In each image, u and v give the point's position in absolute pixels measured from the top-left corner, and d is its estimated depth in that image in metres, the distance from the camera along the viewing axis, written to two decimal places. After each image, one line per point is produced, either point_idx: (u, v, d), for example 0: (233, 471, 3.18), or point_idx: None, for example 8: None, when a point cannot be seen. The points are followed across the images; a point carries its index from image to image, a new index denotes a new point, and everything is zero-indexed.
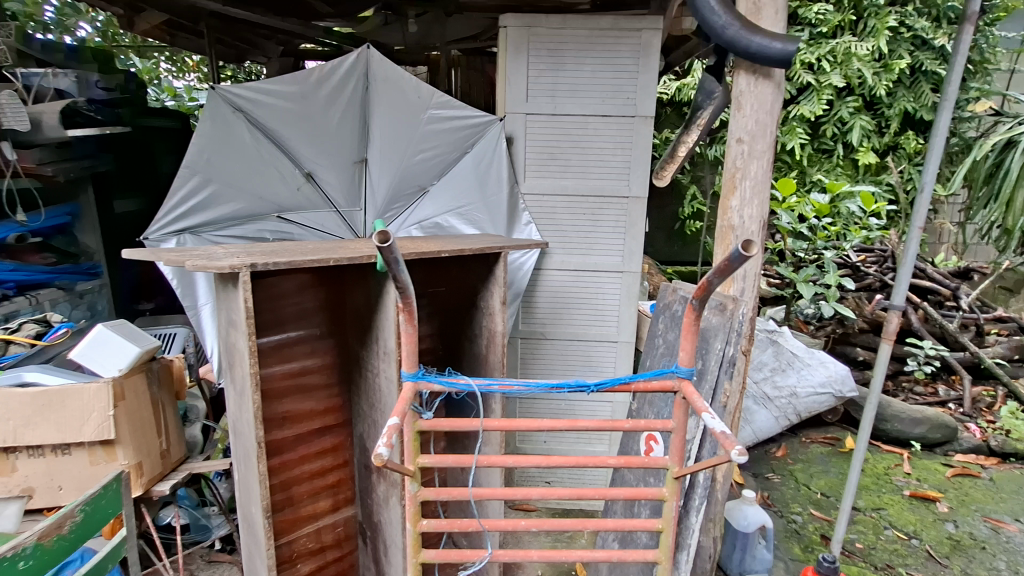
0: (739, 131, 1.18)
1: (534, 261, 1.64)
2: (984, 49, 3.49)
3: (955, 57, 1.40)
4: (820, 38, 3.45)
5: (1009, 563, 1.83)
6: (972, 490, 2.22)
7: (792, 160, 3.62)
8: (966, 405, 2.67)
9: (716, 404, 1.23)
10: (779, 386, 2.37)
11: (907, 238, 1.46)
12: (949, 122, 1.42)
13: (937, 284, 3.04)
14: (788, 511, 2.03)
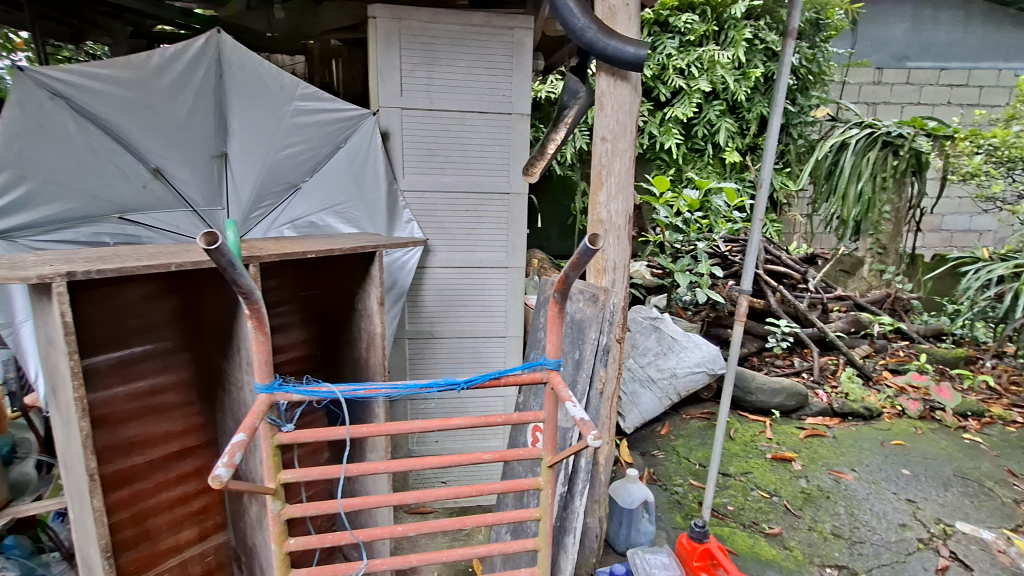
0: (603, 130, 1.25)
1: (417, 259, 1.62)
2: (821, 62, 3.99)
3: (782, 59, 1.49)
4: (689, 46, 3.73)
5: (847, 507, 2.13)
6: (820, 448, 2.54)
7: (670, 159, 3.92)
8: (815, 374, 3.06)
9: (592, 393, 1.29)
10: (662, 368, 2.55)
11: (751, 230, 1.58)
12: (780, 119, 1.50)
13: (790, 269, 3.46)
14: (671, 484, 2.19)
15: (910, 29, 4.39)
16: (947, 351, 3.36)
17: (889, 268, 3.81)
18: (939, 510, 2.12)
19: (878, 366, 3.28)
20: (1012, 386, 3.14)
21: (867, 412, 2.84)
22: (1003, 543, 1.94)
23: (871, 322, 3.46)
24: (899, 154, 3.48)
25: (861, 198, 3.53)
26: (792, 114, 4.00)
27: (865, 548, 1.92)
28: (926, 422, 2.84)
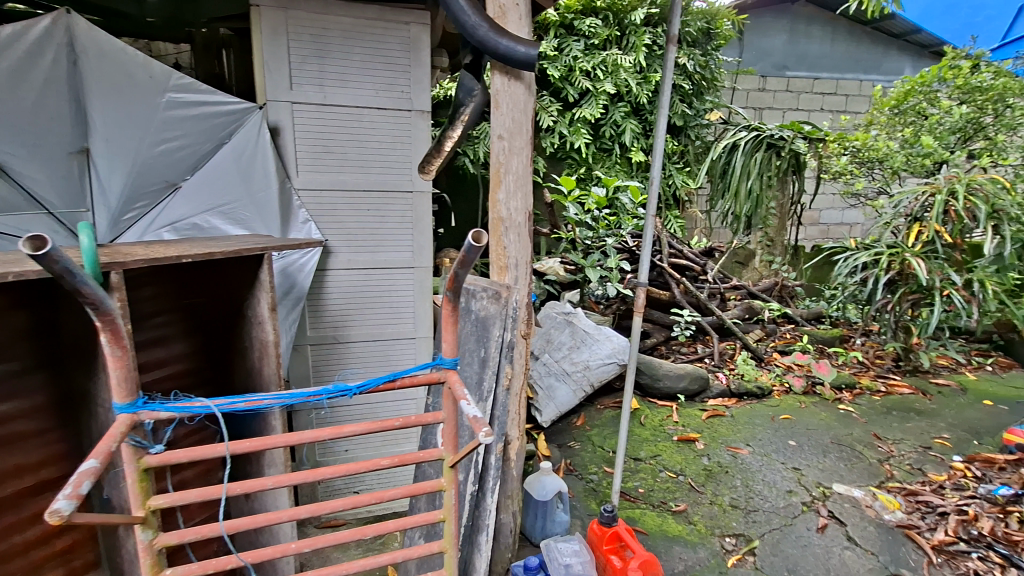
0: (499, 128, 1.26)
1: (317, 261, 1.56)
2: (713, 69, 4.30)
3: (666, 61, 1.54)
4: (593, 49, 3.87)
5: (743, 479, 2.31)
6: (720, 427, 2.74)
7: (580, 158, 4.05)
8: (716, 358, 3.29)
9: (499, 389, 1.31)
10: (575, 361, 2.64)
11: (645, 226, 1.66)
12: (666, 123, 1.60)
13: (691, 262, 3.71)
14: (586, 472, 2.26)
15: (788, 41, 4.83)
16: (825, 331, 3.75)
17: (777, 259, 4.19)
18: (818, 474, 2.37)
19: (769, 348, 3.59)
20: (878, 360, 3.57)
21: (759, 391, 3.10)
22: (870, 499, 2.19)
23: (763, 308, 3.79)
24: (781, 155, 3.85)
25: (751, 195, 3.87)
26: (690, 117, 4.28)
27: (758, 515, 2.09)
28: (810, 396, 3.15)
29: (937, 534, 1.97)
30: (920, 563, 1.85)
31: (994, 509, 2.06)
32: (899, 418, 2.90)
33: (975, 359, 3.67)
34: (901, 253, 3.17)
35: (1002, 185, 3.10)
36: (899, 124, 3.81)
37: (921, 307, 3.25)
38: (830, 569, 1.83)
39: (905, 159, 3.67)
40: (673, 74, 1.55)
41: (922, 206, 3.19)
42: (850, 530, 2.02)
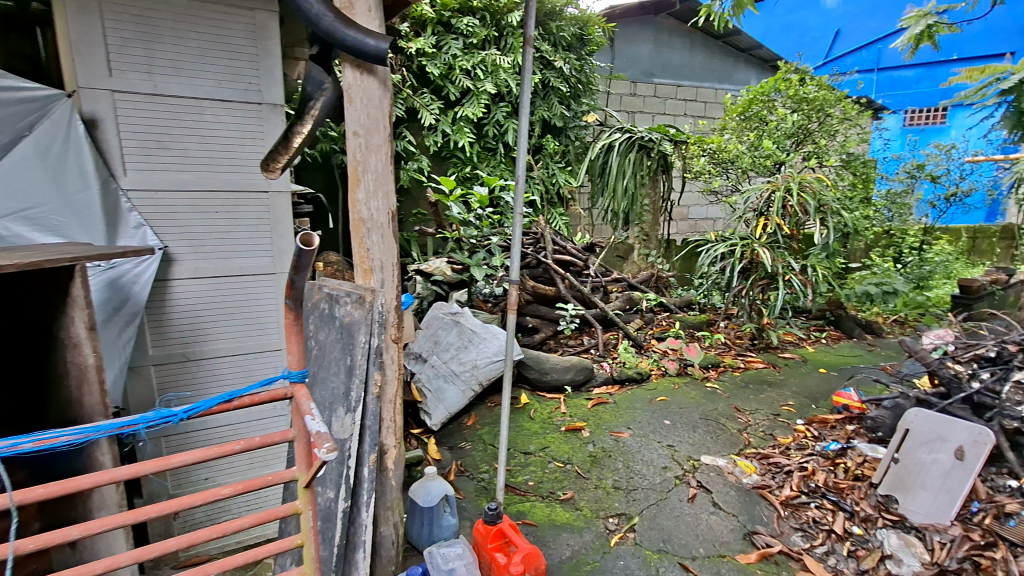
0: (354, 124, 1.21)
1: (156, 270, 1.41)
2: (588, 72, 4.53)
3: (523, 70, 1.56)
4: (472, 48, 3.89)
5: (624, 461, 2.45)
6: (604, 413, 2.89)
7: (465, 157, 4.07)
8: (600, 349, 3.47)
9: (369, 397, 1.29)
10: (463, 361, 2.64)
11: (513, 225, 1.67)
12: (527, 124, 1.56)
13: (574, 257, 3.87)
14: (478, 472, 2.26)
15: (653, 50, 5.22)
16: (694, 317, 4.12)
17: (652, 252, 4.52)
18: (689, 449, 2.58)
19: (647, 335, 3.86)
20: (738, 340, 3.98)
21: (638, 375, 3.31)
22: (731, 466, 2.44)
23: (641, 299, 4.05)
24: (652, 155, 4.16)
25: (626, 193, 4.19)
26: (569, 118, 4.52)
27: (637, 494, 2.23)
28: (682, 377, 3.43)
29: (784, 491, 2.24)
30: (772, 518, 2.10)
31: (827, 463, 2.38)
32: (755, 389, 3.27)
33: (813, 333, 4.25)
34: (751, 244, 3.57)
35: (825, 183, 3.62)
36: (746, 128, 4.31)
37: (769, 291, 3.69)
38: (699, 535, 2.00)
39: (751, 160, 4.14)
40: (531, 76, 1.57)
41: (765, 202, 3.63)
42: (715, 496, 2.23)
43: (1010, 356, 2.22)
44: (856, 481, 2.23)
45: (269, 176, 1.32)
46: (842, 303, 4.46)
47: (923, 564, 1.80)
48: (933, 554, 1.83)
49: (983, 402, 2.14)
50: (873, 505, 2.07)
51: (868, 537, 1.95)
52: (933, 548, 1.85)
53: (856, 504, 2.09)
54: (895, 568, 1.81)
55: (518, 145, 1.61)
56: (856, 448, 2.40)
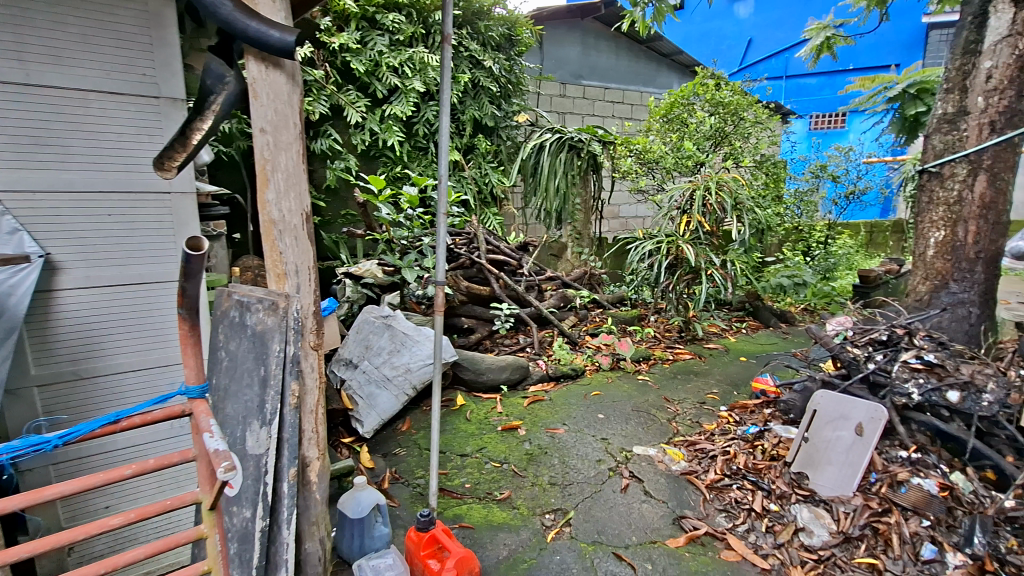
0: (260, 121, 1.17)
1: (36, 279, 1.27)
2: (517, 72, 4.58)
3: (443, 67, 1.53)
4: (399, 45, 3.82)
5: (560, 457, 2.49)
6: (540, 410, 2.93)
7: (395, 156, 4.01)
8: (535, 347, 3.51)
9: (286, 409, 1.21)
10: (396, 365, 2.58)
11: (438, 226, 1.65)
12: (448, 123, 1.55)
13: (508, 256, 3.88)
14: (413, 478, 2.21)
15: (580, 53, 5.35)
16: (626, 312, 4.25)
17: (585, 250, 4.62)
18: (621, 441, 2.65)
19: (581, 332, 3.95)
20: (667, 333, 4.15)
21: (573, 371, 3.38)
22: (661, 454, 2.54)
23: (575, 296, 4.13)
24: (582, 155, 4.28)
25: (558, 192, 4.31)
26: (499, 118, 4.55)
27: (573, 488, 2.27)
28: (615, 371, 3.54)
29: (709, 475, 2.36)
30: (698, 501, 2.20)
31: (748, 446, 2.52)
32: (682, 379, 3.43)
33: (735, 324, 4.51)
34: (676, 241, 3.74)
35: (741, 183, 3.86)
36: (669, 130, 4.51)
37: (694, 286, 3.88)
38: (632, 524, 2.06)
39: (674, 160, 4.34)
40: (451, 75, 1.54)
41: (687, 200, 3.81)
42: (647, 485, 2.31)
43: (899, 339, 2.44)
44: (772, 461, 2.38)
45: (164, 174, 1.26)
46: (760, 295, 4.76)
47: (831, 534, 1.95)
48: (839, 523, 1.99)
49: (877, 381, 2.35)
50: (788, 483, 2.22)
51: (784, 513, 2.08)
52: (838, 519, 2.01)
53: (773, 483, 2.24)
54: (807, 540, 1.95)
55: (441, 144, 1.59)
56: (772, 430, 2.57)
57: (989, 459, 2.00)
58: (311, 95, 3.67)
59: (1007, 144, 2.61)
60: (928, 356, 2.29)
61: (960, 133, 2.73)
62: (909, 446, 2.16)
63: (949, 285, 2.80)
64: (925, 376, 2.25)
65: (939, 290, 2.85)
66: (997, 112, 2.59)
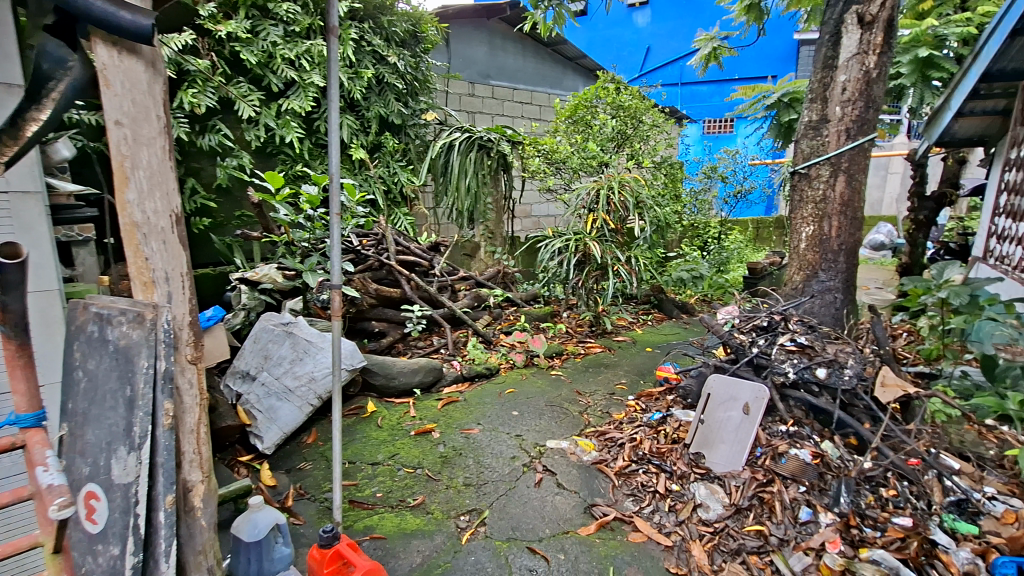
0: (115, 112, 1.10)
1: None
2: (423, 70, 4.53)
3: (330, 63, 1.47)
4: (295, 37, 3.67)
5: (474, 457, 2.49)
6: (454, 411, 2.91)
7: (295, 154, 3.85)
8: (449, 347, 3.49)
9: (159, 430, 1.09)
10: (299, 375, 2.44)
11: (331, 227, 1.59)
12: (339, 121, 1.48)
13: (418, 258, 3.83)
14: (320, 493, 2.10)
15: (488, 53, 5.40)
16: (539, 309, 4.34)
17: (498, 249, 4.67)
18: (535, 436, 2.70)
19: (496, 330, 3.98)
20: (579, 327, 4.28)
21: (487, 370, 3.39)
22: (573, 446, 2.61)
23: (488, 295, 4.19)
24: (491, 155, 4.37)
25: (469, 191, 4.35)
26: (406, 116, 4.48)
27: (487, 487, 2.27)
28: (529, 367, 3.60)
29: (618, 463, 2.46)
30: (607, 488, 2.29)
31: (652, 431, 2.66)
32: (593, 372, 3.56)
33: (641, 316, 4.77)
34: (584, 238, 3.87)
35: (641, 183, 4.08)
36: (574, 131, 4.67)
37: (602, 281, 4.04)
38: (545, 516, 2.11)
39: (580, 160, 4.48)
40: (339, 81, 1.48)
41: (592, 200, 3.95)
42: (559, 477, 2.36)
43: (777, 324, 2.70)
44: (674, 443, 2.53)
45: None
46: (663, 289, 5.06)
47: (724, 506, 2.11)
48: (731, 496, 2.15)
49: (760, 363, 2.58)
50: (687, 463, 2.37)
51: (684, 491, 2.23)
52: (730, 492, 2.18)
53: (674, 464, 2.39)
54: (704, 515, 2.09)
55: (332, 144, 1.52)
56: (673, 415, 2.74)
57: (851, 427, 2.30)
58: (195, 86, 3.39)
59: (859, 148, 2.97)
60: (800, 339, 2.56)
61: (822, 139, 3.06)
62: (787, 420, 2.40)
63: (819, 274, 3.13)
64: (798, 357, 2.50)
65: (811, 279, 3.18)
66: (850, 120, 2.94)
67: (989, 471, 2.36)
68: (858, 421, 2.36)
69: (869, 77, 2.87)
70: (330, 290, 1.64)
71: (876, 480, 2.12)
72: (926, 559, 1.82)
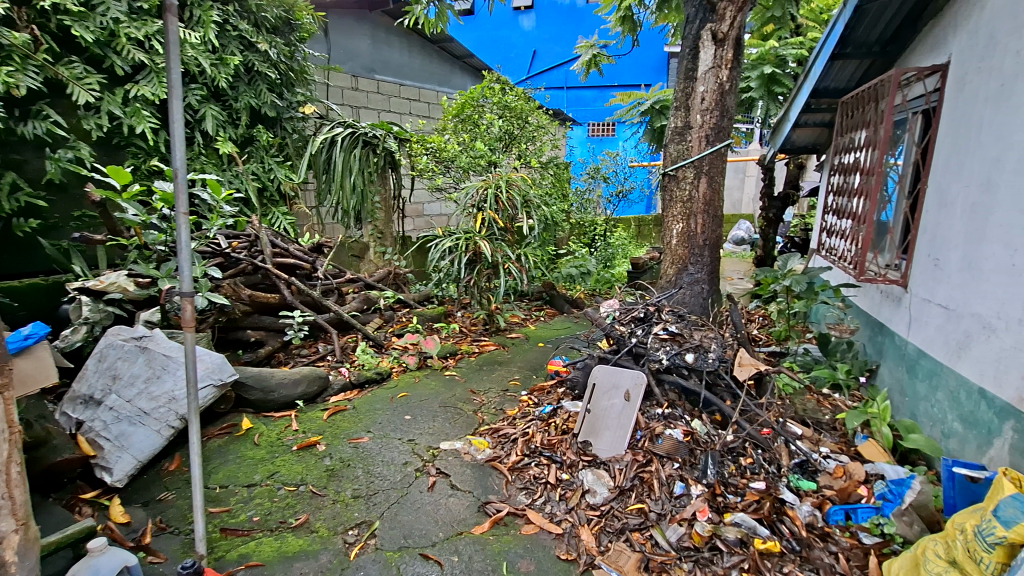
0: None
1: None
2: (299, 60, 4.29)
3: (169, 43, 1.32)
4: (144, 15, 3.37)
5: (363, 467, 2.38)
6: (341, 421, 2.77)
7: (148, 146, 3.51)
8: (336, 354, 3.35)
9: None
10: (155, 395, 2.19)
11: (178, 226, 1.44)
12: (182, 109, 1.36)
13: (300, 260, 3.72)
14: (185, 524, 1.88)
15: (371, 46, 5.28)
16: (432, 310, 4.28)
17: (388, 249, 4.55)
18: (428, 439, 2.65)
19: (387, 333, 3.87)
20: (473, 326, 4.30)
21: (378, 375, 3.28)
22: (467, 446, 2.60)
23: (378, 297, 4.07)
24: (377, 152, 4.27)
25: (355, 189, 4.19)
26: (281, 109, 4.19)
27: (377, 497, 2.19)
28: (423, 369, 3.53)
29: (511, 458, 2.50)
30: (501, 485, 2.31)
31: (543, 424, 2.74)
32: (487, 369, 3.59)
33: (534, 313, 4.90)
34: (473, 237, 3.88)
35: (527, 183, 4.18)
36: (462, 130, 4.70)
37: (494, 279, 4.09)
38: (438, 520, 2.07)
39: (467, 159, 4.49)
40: (181, 68, 1.34)
41: (480, 198, 3.96)
42: (452, 478, 2.34)
43: (652, 314, 2.93)
44: (563, 434, 2.62)
45: None
46: (554, 285, 5.24)
47: (609, 489, 2.23)
48: (615, 479, 2.28)
49: (638, 352, 2.78)
50: (575, 452, 2.48)
51: (574, 479, 2.32)
52: (614, 475, 2.30)
53: (564, 454, 2.48)
54: (592, 500, 2.19)
55: (174, 134, 1.39)
56: (563, 407, 2.85)
57: (715, 406, 2.55)
58: (12, 65, 2.83)
59: (717, 153, 3.29)
60: (670, 328, 2.81)
61: (687, 143, 3.34)
62: (663, 404, 2.60)
63: (687, 268, 3.44)
64: (670, 344, 2.74)
65: (682, 272, 3.46)
66: (709, 127, 3.25)
67: (824, 433, 2.74)
68: (722, 399, 2.62)
69: (723, 88, 3.19)
70: (180, 295, 1.51)
71: (737, 450, 2.37)
72: (777, 516, 2.06)
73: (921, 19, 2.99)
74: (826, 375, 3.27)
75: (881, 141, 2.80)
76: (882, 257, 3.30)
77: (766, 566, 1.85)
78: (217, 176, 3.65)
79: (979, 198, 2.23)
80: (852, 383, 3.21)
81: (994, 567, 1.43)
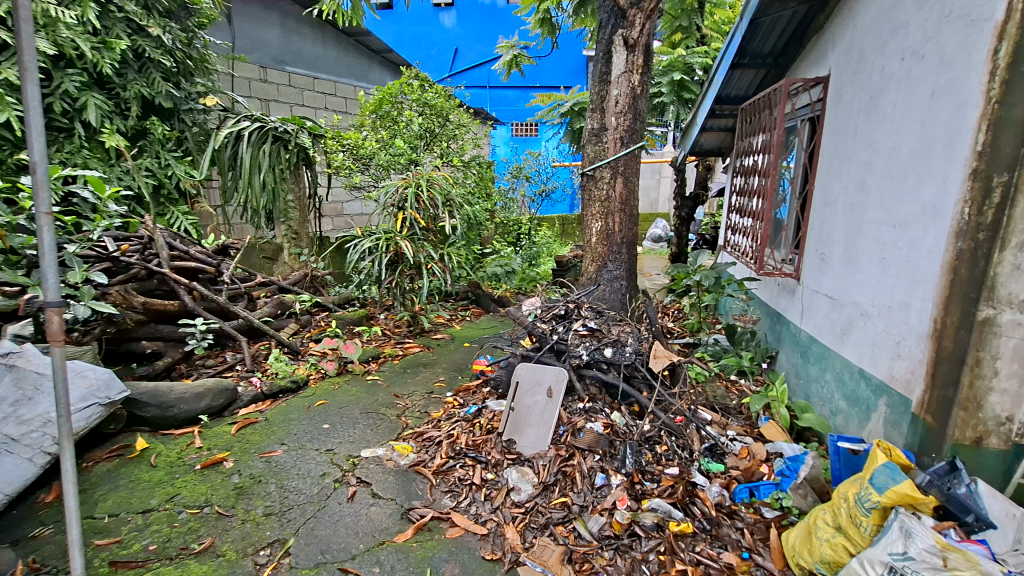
0: None
1: None
2: (199, 49, 3.98)
3: (17, 20, 1.16)
4: None
5: (277, 482, 2.25)
6: (251, 435, 2.60)
7: (16, 138, 3.14)
8: (246, 363, 3.15)
9: None
10: (27, 419, 1.94)
11: (40, 227, 1.28)
12: (39, 97, 1.21)
13: (202, 262, 3.45)
14: (65, 562, 1.68)
15: (280, 36, 5.00)
16: (352, 313, 4.13)
17: (303, 250, 4.37)
18: (348, 448, 2.55)
19: (303, 339, 3.69)
20: (397, 328, 4.20)
21: (293, 384, 3.11)
22: (389, 452, 2.53)
23: (293, 301, 3.89)
24: (289, 148, 4.07)
25: (265, 187, 3.95)
26: (179, 100, 3.85)
27: (292, 513, 2.07)
28: (342, 375, 3.39)
29: (435, 461, 2.46)
30: (425, 489, 2.27)
31: (468, 425, 2.72)
32: (411, 372, 3.51)
33: (460, 313, 4.88)
34: (394, 238, 3.78)
35: (449, 182, 4.14)
36: (381, 126, 4.62)
37: (417, 280, 4.02)
38: (358, 531, 1.99)
39: (387, 157, 4.41)
40: (34, 47, 1.19)
41: (400, 198, 3.87)
42: (374, 487, 2.26)
43: (572, 311, 3.04)
44: (488, 434, 2.62)
45: None
46: (480, 284, 5.23)
47: (534, 486, 2.25)
48: (539, 475, 2.30)
49: (560, 348, 2.84)
50: (500, 450, 2.48)
51: (498, 478, 2.32)
52: (538, 471, 2.33)
53: (489, 454, 2.48)
54: (516, 497, 2.20)
55: (29, 124, 1.23)
56: (487, 407, 2.85)
57: (633, 397, 2.67)
58: None
59: (632, 154, 3.42)
60: (591, 324, 2.92)
61: (603, 145, 3.45)
62: (584, 398, 2.67)
63: (607, 265, 3.56)
64: (589, 340, 2.84)
65: (602, 269, 3.58)
66: (623, 129, 3.38)
67: (732, 417, 2.94)
68: (639, 390, 2.73)
69: (635, 92, 3.32)
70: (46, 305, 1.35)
71: (653, 438, 2.48)
72: (690, 499, 2.17)
73: (805, 35, 3.28)
74: (733, 363, 3.51)
75: (775, 145, 3.04)
76: (779, 251, 3.60)
77: (680, 548, 1.94)
78: (99, 172, 3.30)
79: (855, 198, 2.48)
80: (755, 369, 3.47)
81: (871, 529, 1.60)
